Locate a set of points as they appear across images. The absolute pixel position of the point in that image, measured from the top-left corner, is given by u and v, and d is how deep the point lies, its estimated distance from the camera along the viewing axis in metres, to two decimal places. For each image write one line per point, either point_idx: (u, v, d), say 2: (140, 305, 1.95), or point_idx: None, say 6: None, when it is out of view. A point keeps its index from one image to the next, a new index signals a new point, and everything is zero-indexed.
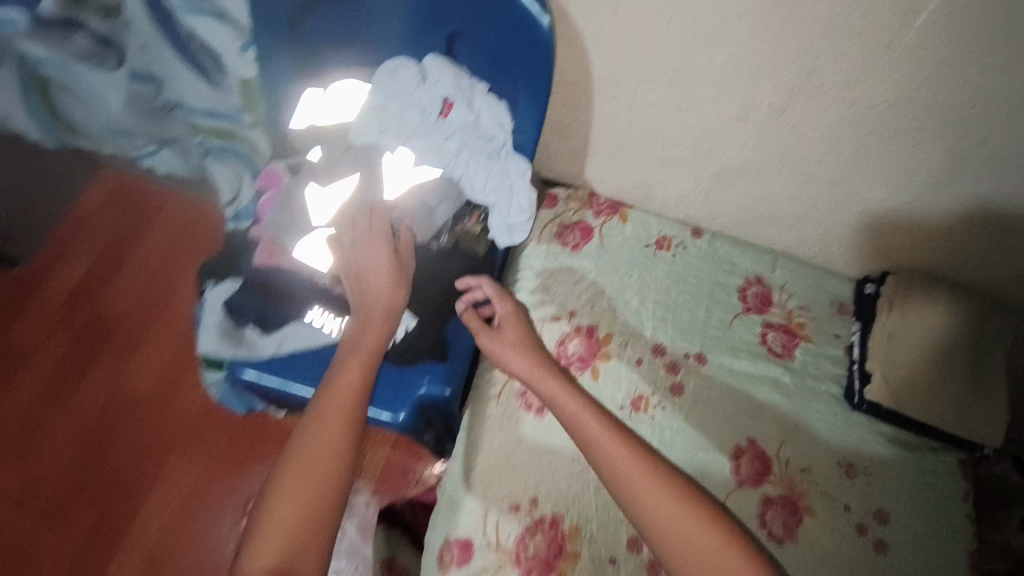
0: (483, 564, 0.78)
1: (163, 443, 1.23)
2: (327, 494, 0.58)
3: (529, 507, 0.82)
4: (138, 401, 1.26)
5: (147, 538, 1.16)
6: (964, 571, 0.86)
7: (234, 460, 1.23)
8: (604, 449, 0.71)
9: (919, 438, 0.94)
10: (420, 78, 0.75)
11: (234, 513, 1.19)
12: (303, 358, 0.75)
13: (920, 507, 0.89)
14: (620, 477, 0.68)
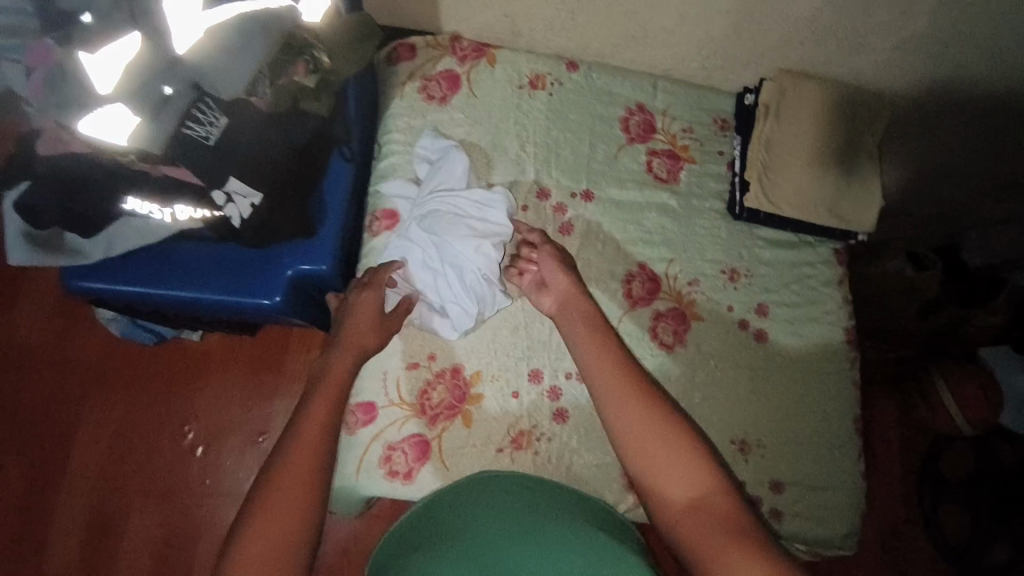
0: (388, 419, 0.82)
1: (82, 388, 1.33)
2: (313, 491, 0.61)
3: (428, 363, 0.85)
4: (44, 353, 1.33)
5: (90, 472, 1.28)
6: (837, 344, 0.94)
7: (157, 390, 1.33)
8: (597, 362, 0.73)
9: (796, 236, 0.98)
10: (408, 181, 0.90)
11: (169, 436, 1.31)
12: (148, 254, 0.80)
13: (796, 296, 0.96)
14: (609, 379, 0.71)
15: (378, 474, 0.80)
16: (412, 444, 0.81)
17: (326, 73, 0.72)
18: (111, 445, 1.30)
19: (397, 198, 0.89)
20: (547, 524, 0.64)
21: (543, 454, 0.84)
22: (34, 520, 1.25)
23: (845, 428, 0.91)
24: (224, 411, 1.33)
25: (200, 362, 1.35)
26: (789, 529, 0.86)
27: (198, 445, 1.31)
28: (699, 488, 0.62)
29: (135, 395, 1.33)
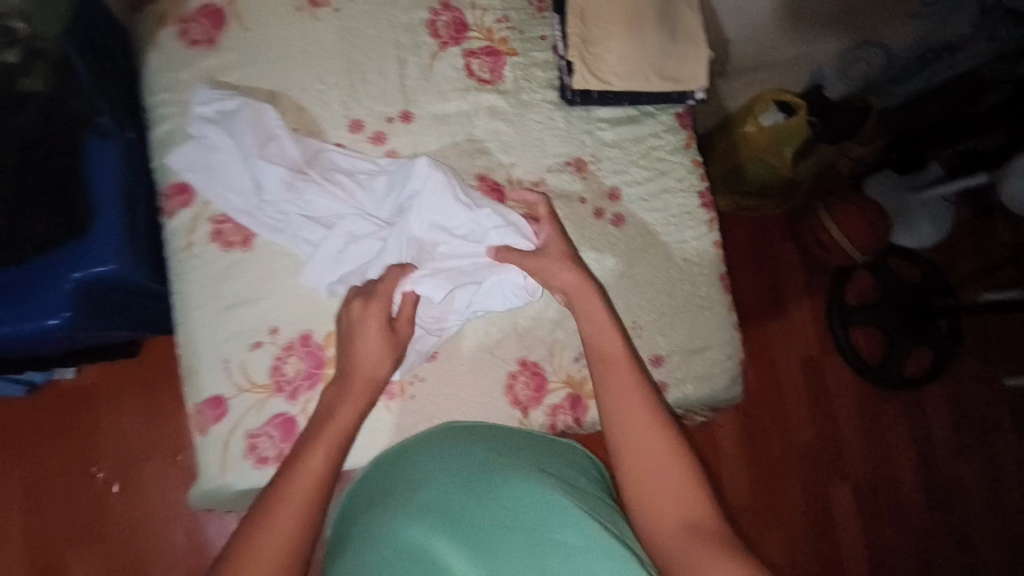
0: (242, 407, 0.77)
1: None
2: (302, 527, 0.59)
3: (272, 338, 0.78)
4: None
5: (11, 538, 1.20)
6: (693, 210, 0.93)
7: (54, 437, 1.24)
8: (614, 380, 0.73)
9: (636, 110, 0.94)
10: (203, 147, 0.77)
11: (84, 479, 1.24)
12: None
13: (646, 171, 0.93)
14: (627, 397, 0.72)
15: (247, 465, 0.76)
16: (276, 425, 0.77)
17: (30, 41, 0.65)
18: (24, 506, 1.22)
19: (191, 168, 0.77)
20: (515, 472, 0.67)
21: (421, 396, 0.82)
22: None
23: (712, 287, 0.92)
24: (129, 440, 1.26)
25: (91, 397, 1.26)
26: (678, 396, 0.88)
27: (112, 483, 1.24)
28: (688, 508, 0.66)
29: (26, 451, 1.23)
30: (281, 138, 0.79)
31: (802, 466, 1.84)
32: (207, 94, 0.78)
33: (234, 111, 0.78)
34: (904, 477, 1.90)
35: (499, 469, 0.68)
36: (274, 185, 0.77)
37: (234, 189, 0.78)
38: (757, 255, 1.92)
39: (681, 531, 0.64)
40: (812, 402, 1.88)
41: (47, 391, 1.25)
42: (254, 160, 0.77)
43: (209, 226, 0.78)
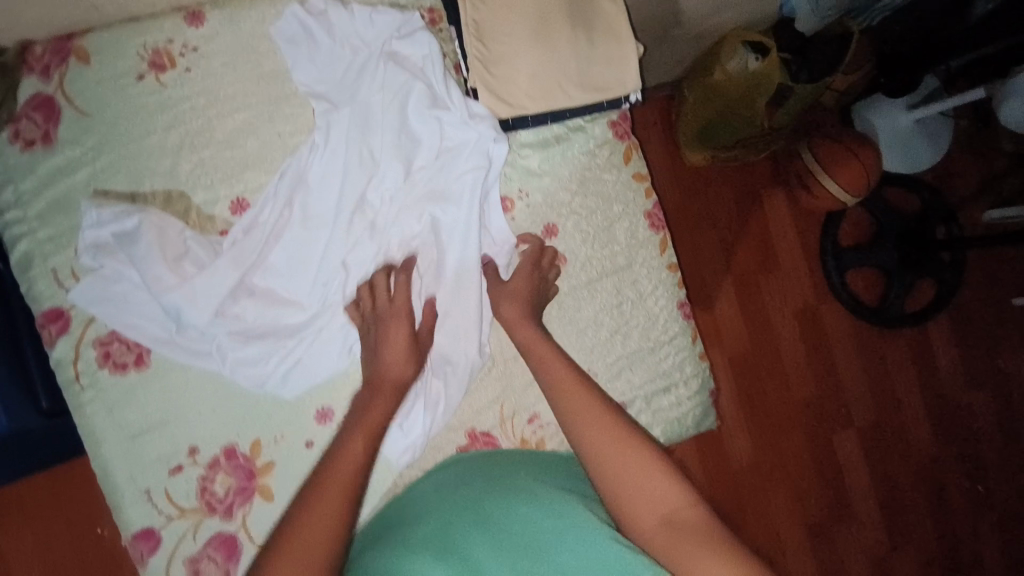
0: (176, 535, 0.72)
1: None
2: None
3: (193, 459, 0.72)
4: None
5: None
6: (640, 233, 0.82)
7: None
8: (610, 454, 0.59)
9: (563, 128, 0.81)
10: (108, 276, 0.69)
11: None
12: None
13: (583, 197, 0.81)
14: (635, 491, 0.57)
15: None
16: (217, 546, 0.73)
17: None
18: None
19: (96, 299, 0.70)
20: (508, 498, 0.63)
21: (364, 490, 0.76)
22: None
23: (673, 319, 0.83)
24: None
25: None
26: None
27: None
28: (665, 502, 0.56)
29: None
30: (193, 251, 0.70)
31: (804, 418, 1.80)
32: (98, 214, 0.69)
33: (134, 232, 0.69)
34: (910, 415, 1.86)
35: (488, 494, 0.64)
36: (192, 316, 0.69)
37: (153, 318, 0.71)
38: (743, 208, 1.78)
39: (660, 531, 0.55)
40: (810, 354, 1.81)
41: None
42: (162, 292, 0.68)
43: (96, 350, 0.71)
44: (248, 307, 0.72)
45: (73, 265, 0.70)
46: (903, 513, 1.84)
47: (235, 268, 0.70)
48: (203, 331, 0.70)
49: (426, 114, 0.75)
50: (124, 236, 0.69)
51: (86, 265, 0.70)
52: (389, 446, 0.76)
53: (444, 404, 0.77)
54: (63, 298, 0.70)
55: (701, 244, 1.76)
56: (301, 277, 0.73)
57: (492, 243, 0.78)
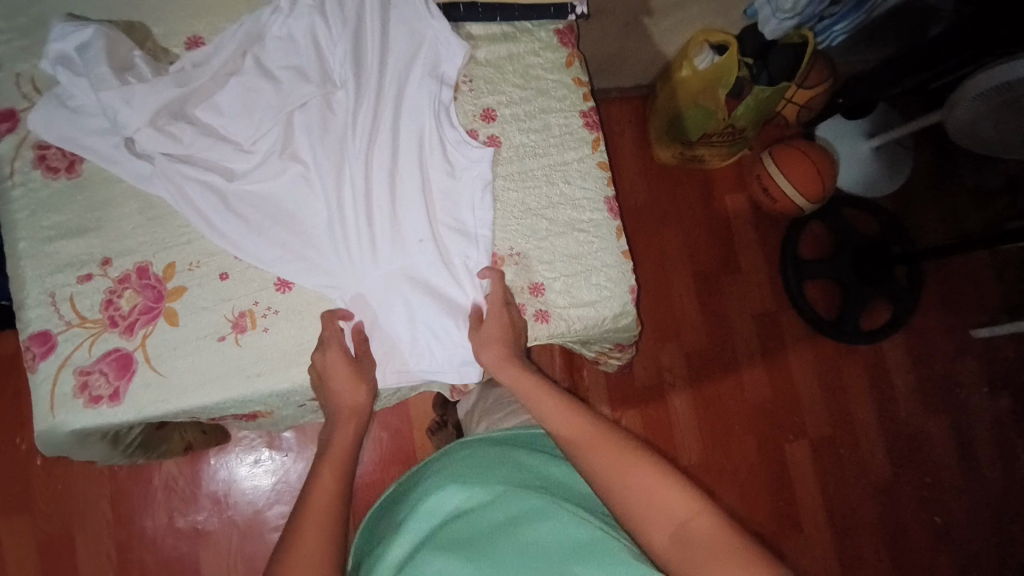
0: (72, 343, 0.71)
1: None
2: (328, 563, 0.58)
3: (104, 271, 0.72)
4: None
5: None
6: (574, 129, 0.87)
7: None
8: (599, 460, 0.64)
9: (512, 28, 0.88)
10: (60, 93, 0.72)
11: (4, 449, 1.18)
12: None
13: (522, 90, 0.87)
14: (627, 483, 0.61)
15: (77, 405, 0.70)
16: (111, 362, 0.71)
17: None
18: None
19: (49, 104, 0.71)
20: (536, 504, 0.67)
21: (272, 330, 0.75)
22: None
23: (598, 212, 0.86)
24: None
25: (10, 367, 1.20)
26: (559, 325, 0.82)
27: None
28: (676, 518, 0.58)
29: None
30: (139, 68, 0.73)
31: (760, 425, 1.76)
32: (64, 28, 0.71)
33: (89, 41, 0.71)
34: (865, 434, 1.82)
35: (522, 497, 0.68)
36: (128, 118, 0.71)
37: (94, 131, 0.72)
38: (707, 211, 1.83)
39: (673, 549, 0.56)
40: (766, 359, 1.80)
41: None
42: (103, 92, 0.70)
43: (34, 153, 0.73)
44: (187, 131, 0.74)
45: (36, 74, 0.75)
46: (854, 538, 1.75)
47: (177, 87, 0.73)
48: (138, 141, 0.72)
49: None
50: (77, 47, 0.71)
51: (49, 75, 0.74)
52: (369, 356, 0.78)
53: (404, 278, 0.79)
54: (18, 101, 0.74)
55: (666, 240, 1.80)
56: (247, 115, 0.76)
57: (436, 115, 0.81)
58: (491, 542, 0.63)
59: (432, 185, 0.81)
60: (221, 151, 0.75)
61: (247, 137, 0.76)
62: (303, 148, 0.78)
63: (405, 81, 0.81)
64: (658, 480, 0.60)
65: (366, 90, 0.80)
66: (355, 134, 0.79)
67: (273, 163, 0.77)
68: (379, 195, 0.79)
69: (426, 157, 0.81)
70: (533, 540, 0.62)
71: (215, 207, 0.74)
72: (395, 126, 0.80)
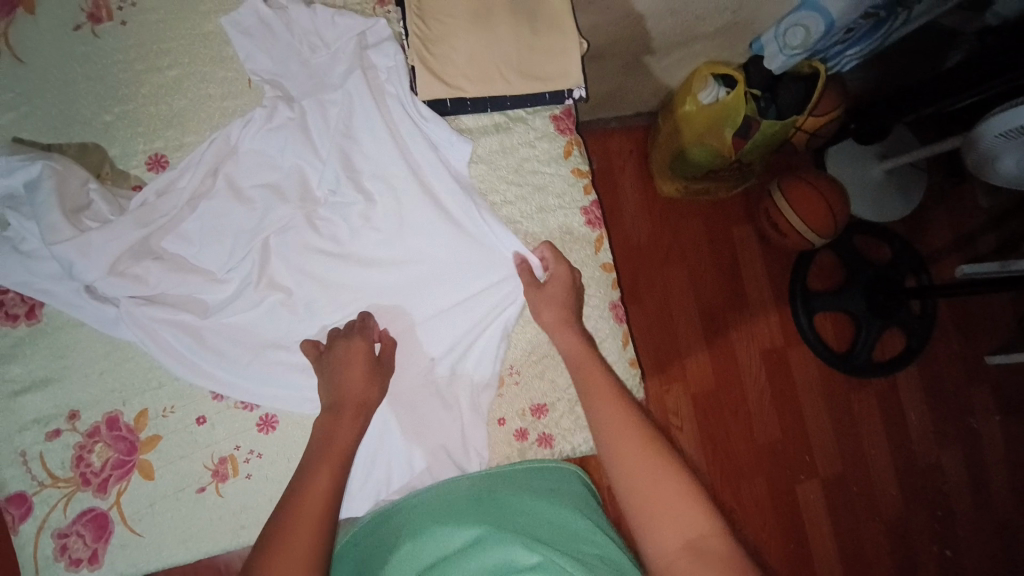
0: (46, 505, 0.66)
1: None
2: None
3: (72, 425, 0.67)
4: None
5: None
6: (575, 229, 0.80)
7: None
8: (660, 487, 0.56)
9: (506, 116, 0.80)
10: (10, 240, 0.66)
11: None
12: None
13: (518, 187, 0.79)
14: (670, 519, 0.54)
15: (58, 569, 0.65)
16: (87, 523, 0.66)
17: None
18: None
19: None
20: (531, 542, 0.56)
21: (257, 477, 0.70)
22: None
23: (604, 321, 0.79)
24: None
25: None
26: (564, 449, 0.77)
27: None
28: None
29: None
30: (96, 204, 0.68)
31: (768, 462, 1.71)
32: (7, 161, 0.65)
33: (37, 179, 0.65)
34: (876, 464, 1.78)
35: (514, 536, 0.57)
36: (85, 269, 0.65)
37: (51, 279, 0.66)
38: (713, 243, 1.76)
39: None
40: (774, 397, 1.74)
41: None
42: (54, 244, 0.64)
43: None
44: (153, 269, 0.68)
45: None
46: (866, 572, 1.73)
47: (139, 227, 0.67)
48: (101, 288, 0.66)
49: (371, 101, 0.75)
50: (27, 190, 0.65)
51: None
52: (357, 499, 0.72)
53: (404, 407, 0.73)
54: None
55: (670, 277, 1.74)
56: (218, 245, 0.70)
57: (429, 227, 0.76)
58: None
59: (430, 302, 0.76)
60: (191, 284, 0.69)
61: (220, 265, 0.70)
62: (282, 273, 0.72)
63: (394, 189, 0.75)
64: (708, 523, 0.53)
65: (352, 200, 0.74)
66: (342, 252, 0.74)
67: (249, 296, 0.70)
68: (367, 322, 0.73)
69: (421, 274, 0.75)
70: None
71: (188, 349, 0.68)
72: (387, 243, 0.75)
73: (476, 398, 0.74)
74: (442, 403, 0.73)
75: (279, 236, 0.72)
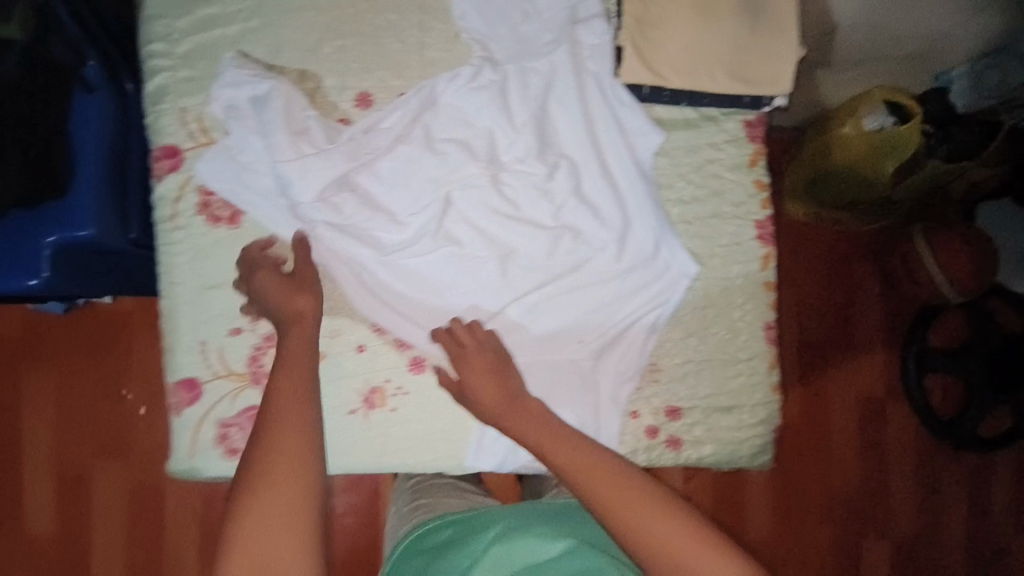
0: (216, 395, 0.72)
1: (69, 374, 1.44)
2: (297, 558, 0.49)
3: (251, 327, 0.72)
4: (42, 348, 1.46)
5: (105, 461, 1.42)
6: (745, 241, 0.78)
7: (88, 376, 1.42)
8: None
9: (698, 113, 0.77)
10: (231, 147, 0.71)
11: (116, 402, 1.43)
12: None
13: (697, 187, 0.78)
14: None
15: (215, 455, 0.72)
16: (249, 419, 0.72)
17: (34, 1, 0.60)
18: (53, 418, 1.45)
19: (218, 158, 0.71)
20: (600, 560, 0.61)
21: (401, 411, 0.74)
22: (73, 515, 1.42)
23: (753, 340, 0.78)
24: (156, 365, 1.48)
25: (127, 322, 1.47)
26: (690, 456, 0.77)
27: (139, 404, 1.47)
28: None
29: (61, 360, 1.47)
30: (311, 130, 0.71)
31: (836, 509, 1.65)
32: (238, 74, 0.70)
33: (265, 96, 0.70)
34: (949, 541, 1.68)
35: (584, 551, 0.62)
36: (301, 191, 0.70)
37: (262, 192, 0.72)
38: (832, 274, 1.65)
39: None
40: (861, 447, 1.67)
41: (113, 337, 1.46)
42: (279, 160, 0.70)
43: (197, 198, 0.71)
44: (349, 200, 0.72)
45: (203, 113, 0.71)
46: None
47: (349, 159, 0.71)
48: (304, 211, 0.71)
49: (576, 75, 0.75)
50: (255, 105, 0.70)
51: (216, 118, 0.71)
52: (485, 455, 0.75)
53: (546, 377, 0.75)
54: (183, 139, 0.71)
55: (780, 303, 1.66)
56: (405, 192, 0.73)
57: (608, 211, 0.76)
58: None
59: (592, 284, 0.76)
60: (376, 221, 0.73)
61: (407, 210, 0.73)
62: (461, 228, 0.74)
63: (580, 166, 0.75)
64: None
65: (537, 170, 0.75)
66: (517, 217, 0.75)
67: (427, 242, 0.74)
68: (526, 291, 0.76)
69: (587, 255, 0.76)
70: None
71: (370, 281, 0.73)
72: (560, 217, 0.76)
73: (618, 386, 0.76)
74: (586, 380, 0.76)
75: (463, 192, 0.74)
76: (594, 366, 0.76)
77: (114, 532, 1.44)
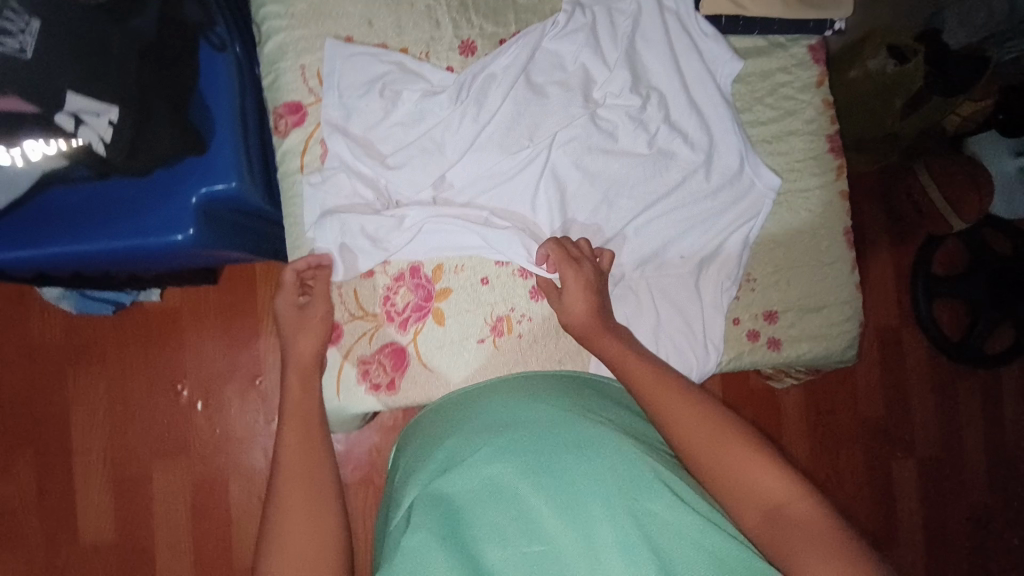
0: (356, 334, 0.76)
1: (131, 373, 1.29)
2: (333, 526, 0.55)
3: (383, 268, 0.77)
4: (92, 351, 1.29)
5: (170, 463, 1.29)
6: (820, 154, 0.85)
7: (145, 370, 1.29)
8: (695, 440, 0.59)
9: (768, 41, 0.86)
10: (348, 100, 0.75)
11: (167, 397, 1.29)
12: (65, 206, 0.69)
13: (772, 110, 0.85)
14: (744, 492, 0.55)
15: (360, 391, 0.76)
16: (387, 355, 0.76)
17: None
18: (111, 420, 1.29)
19: (336, 110, 0.75)
20: (591, 428, 0.61)
21: (527, 335, 0.79)
22: (135, 526, 1.27)
23: (835, 243, 0.85)
24: (214, 359, 1.30)
25: (212, 317, 1.30)
26: (791, 353, 0.84)
27: (196, 399, 1.29)
28: (768, 499, 0.54)
29: (113, 363, 1.29)
30: (426, 78, 0.77)
31: (869, 437, 1.57)
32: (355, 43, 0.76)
33: (382, 52, 0.76)
34: (972, 458, 1.60)
35: (573, 422, 0.61)
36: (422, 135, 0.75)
37: (379, 139, 0.76)
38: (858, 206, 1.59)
39: (766, 532, 0.53)
40: (884, 374, 1.58)
41: (165, 326, 1.30)
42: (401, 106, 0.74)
43: (321, 149, 0.76)
44: (461, 139, 0.77)
45: (320, 69, 0.76)
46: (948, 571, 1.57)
47: (454, 104, 0.76)
48: (450, 179, 0.77)
49: (659, 9, 0.81)
50: (374, 60, 0.76)
51: (332, 71, 0.75)
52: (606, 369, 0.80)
53: (653, 294, 0.82)
54: (305, 94, 0.76)
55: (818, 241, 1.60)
56: (513, 139, 0.78)
57: (699, 137, 0.82)
58: (557, 469, 0.57)
59: (686, 205, 0.82)
60: (487, 157, 0.78)
61: (516, 148, 0.78)
62: (564, 160, 0.79)
63: (669, 95, 0.81)
64: (790, 493, 0.54)
65: (632, 101, 0.80)
66: (613, 148, 0.80)
67: (534, 174, 0.79)
68: (631, 220, 0.81)
69: (683, 178, 0.82)
70: (598, 470, 0.57)
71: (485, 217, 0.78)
72: (654, 144, 0.81)
73: (723, 295, 0.82)
74: (693, 292, 0.82)
75: (563, 127, 0.79)
76: (695, 282, 0.82)
77: (182, 540, 1.28)
